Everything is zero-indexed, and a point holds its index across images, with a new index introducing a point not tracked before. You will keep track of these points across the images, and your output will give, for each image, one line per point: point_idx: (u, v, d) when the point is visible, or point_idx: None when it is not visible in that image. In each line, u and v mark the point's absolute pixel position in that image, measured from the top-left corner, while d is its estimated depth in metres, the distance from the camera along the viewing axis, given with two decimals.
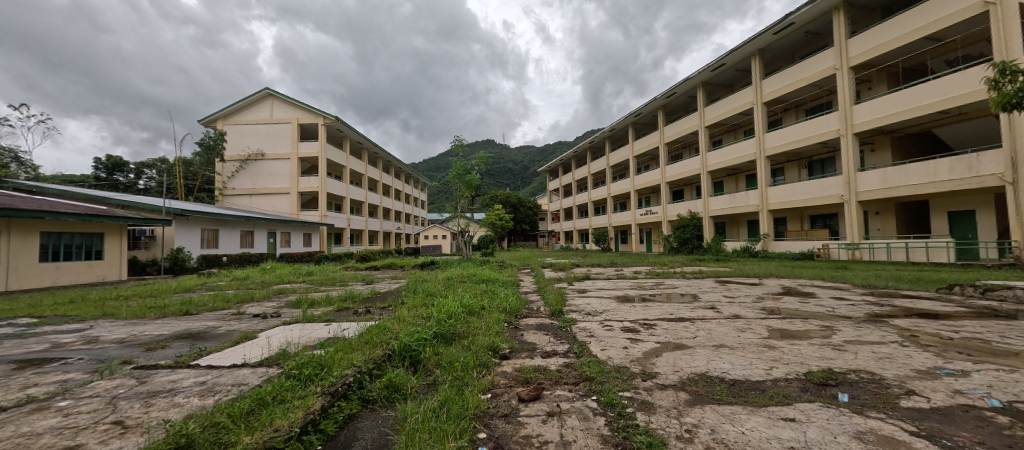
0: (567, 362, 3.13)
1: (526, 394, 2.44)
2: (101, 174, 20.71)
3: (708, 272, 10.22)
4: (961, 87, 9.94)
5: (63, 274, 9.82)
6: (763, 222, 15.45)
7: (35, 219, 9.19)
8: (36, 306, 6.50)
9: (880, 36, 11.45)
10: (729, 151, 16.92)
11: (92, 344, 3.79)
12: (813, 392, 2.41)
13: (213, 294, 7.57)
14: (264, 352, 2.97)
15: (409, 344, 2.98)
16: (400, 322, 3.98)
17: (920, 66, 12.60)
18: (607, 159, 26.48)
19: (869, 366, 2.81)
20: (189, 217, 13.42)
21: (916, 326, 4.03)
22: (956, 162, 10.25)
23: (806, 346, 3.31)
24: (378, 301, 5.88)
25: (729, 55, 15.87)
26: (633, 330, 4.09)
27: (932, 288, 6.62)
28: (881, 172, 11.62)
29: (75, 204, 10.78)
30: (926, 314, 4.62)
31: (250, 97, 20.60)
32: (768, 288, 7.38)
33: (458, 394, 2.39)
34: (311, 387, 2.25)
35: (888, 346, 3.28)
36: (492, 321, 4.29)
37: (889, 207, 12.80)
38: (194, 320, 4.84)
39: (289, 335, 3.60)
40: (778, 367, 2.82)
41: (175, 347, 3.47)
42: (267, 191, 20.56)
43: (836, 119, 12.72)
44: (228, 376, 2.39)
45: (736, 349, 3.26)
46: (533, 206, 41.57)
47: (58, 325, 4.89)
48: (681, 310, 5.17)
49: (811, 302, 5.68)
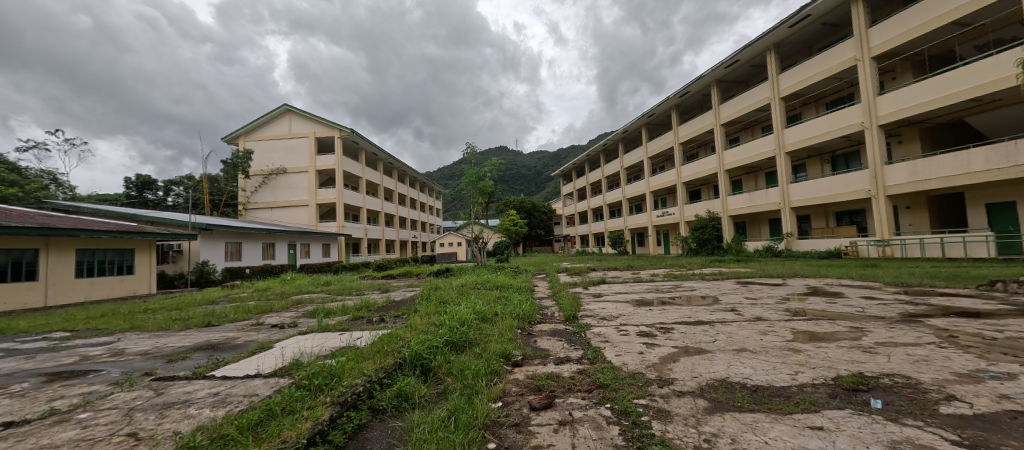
0: (580, 369, 3.05)
1: (538, 402, 2.38)
2: (132, 193, 21.69)
3: (729, 274, 9.91)
4: (994, 72, 9.50)
5: (97, 289, 10.21)
6: (785, 221, 14.97)
7: (70, 237, 9.63)
8: (70, 320, 6.79)
9: (902, 23, 11.06)
10: (747, 148, 16.53)
11: (117, 357, 3.90)
12: (843, 399, 2.27)
13: (236, 305, 7.71)
14: (277, 362, 2.99)
15: (420, 353, 2.96)
16: (413, 330, 3.96)
17: (947, 53, 12.11)
18: (621, 161, 26.24)
19: (903, 370, 2.64)
20: (213, 231, 13.85)
21: (955, 325, 3.80)
22: (992, 151, 9.76)
23: (834, 349, 3.14)
24: (392, 310, 5.92)
25: (743, 50, 15.57)
26: (649, 334, 3.97)
27: (972, 285, 6.25)
28: (909, 165, 11.13)
29: (107, 222, 11.30)
30: (965, 313, 4.34)
31: (269, 113, 21.30)
32: (792, 288, 7.11)
33: (468, 403, 2.35)
34: (321, 397, 2.24)
35: (925, 348, 3.09)
36: (505, 327, 4.25)
37: (920, 201, 12.25)
38: (216, 331, 4.96)
39: (302, 345, 3.62)
40: (804, 371, 2.69)
41: (194, 358, 3.55)
42: (287, 204, 21.10)
43: (860, 112, 12.26)
44: (240, 387, 2.39)
45: (758, 353, 3.13)
46: (548, 211, 41.41)
47: (88, 338, 5.07)
48: (699, 313, 5.02)
49: (839, 303, 5.40)
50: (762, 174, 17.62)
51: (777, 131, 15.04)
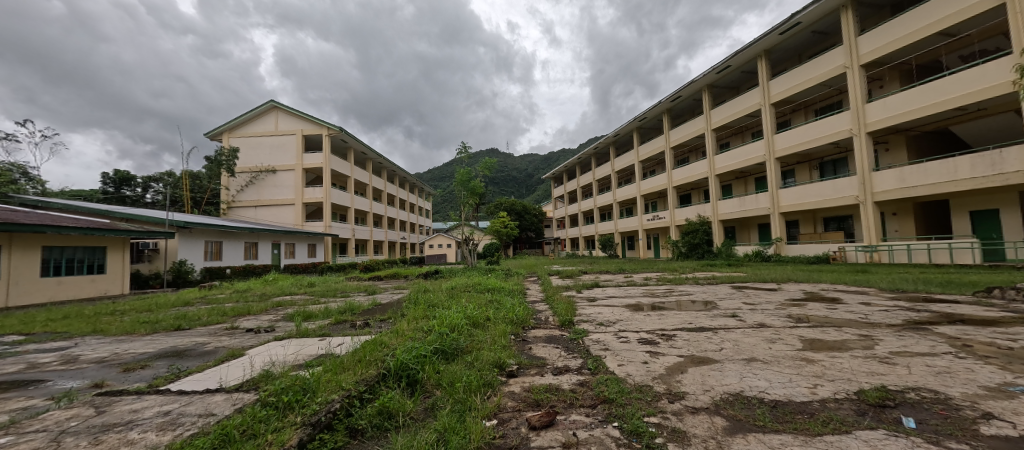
0: (581, 380, 2.81)
1: (538, 420, 2.12)
2: (108, 189, 20.86)
3: (722, 278, 9.80)
4: (980, 82, 9.61)
5: (64, 289, 9.67)
6: (775, 225, 15.02)
7: (36, 233, 9.05)
8: (29, 322, 6.31)
9: (890, 32, 11.18)
10: (737, 153, 16.59)
11: (69, 365, 3.53)
12: (872, 417, 2.07)
13: (210, 307, 7.28)
14: (245, 373, 2.69)
15: (406, 362, 2.69)
16: (398, 336, 3.65)
17: (933, 63, 12.30)
18: (612, 165, 26.25)
19: (929, 383, 2.45)
20: (192, 229, 13.28)
21: (966, 334, 3.65)
22: (978, 159, 9.88)
23: (849, 360, 2.95)
24: (378, 313, 5.58)
25: (734, 56, 15.65)
26: (651, 342, 3.75)
27: (968, 291, 6.18)
28: (897, 171, 11.22)
29: (77, 218, 10.71)
30: (970, 321, 4.22)
31: (255, 109, 20.72)
32: (789, 293, 6.98)
33: (459, 422, 2.09)
34: (290, 417, 1.95)
35: (944, 358, 2.92)
36: (498, 334, 3.98)
37: (906, 208, 12.40)
38: (185, 336, 4.59)
39: (277, 353, 3.31)
40: (823, 385, 2.48)
41: (154, 367, 3.21)
42: (272, 202, 20.49)
43: (849, 118, 12.33)
44: (196, 404, 2.08)
45: (770, 364, 2.92)
46: (539, 214, 41.21)
47: (42, 343, 4.66)
48: (700, 319, 4.82)
49: (841, 309, 5.25)
50: (752, 179, 17.71)
51: (768, 136, 15.10)
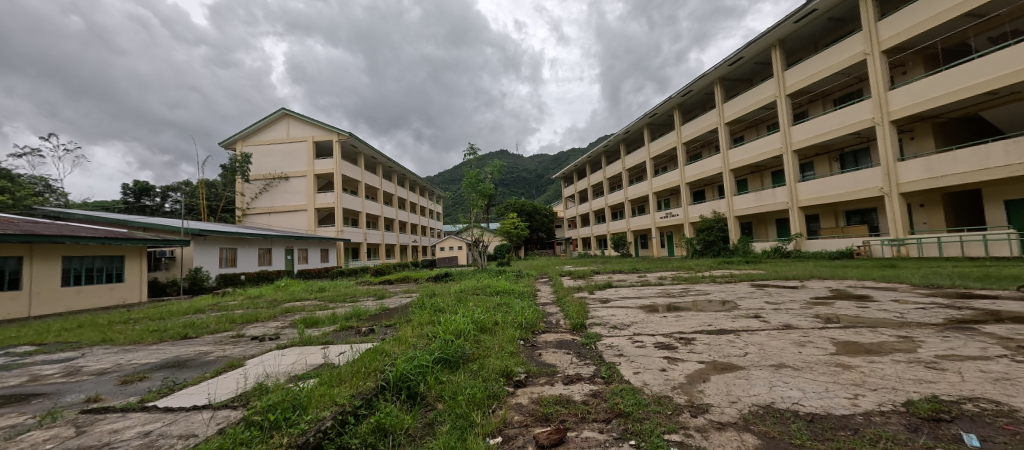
0: (594, 390, 2.60)
1: (546, 439, 1.94)
2: (129, 199, 21.37)
3: (740, 276, 9.41)
4: (1012, 64, 9.06)
5: (84, 298, 9.80)
6: (794, 220, 14.50)
7: (55, 244, 9.20)
8: (42, 332, 6.36)
9: (913, 15, 10.66)
10: (752, 147, 16.09)
11: (71, 377, 3.48)
12: (928, 433, 1.82)
13: (220, 315, 7.26)
14: (238, 386, 2.56)
15: (406, 373, 2.53)
16: (401, 344, 3.49)
17: (960, 46, 11.70)
18: (623, 163, 25.85)
19: (988, 393, 2.17)
20: (206, 237, 13.45)
21: (1018, 333, 3.33)
22: (1012, 144, 9.32)
23: (891, 366, 2.67)
24: (384, 319, 5.45)
25: (747, 47, 15.20)
26: (669, 346, 3.51)
27: (1011, 286, 5.74)
28: (923, 161, 10.68)
29: (95, 228, 10.90)
30: (1020, 319, 3.87)
31: (266, 117, 20.99)
32: (814, 291, 6.60)
33: (458, 441, 1.91)
34: (275, 438, 1.79)
35: (999, 362, 2.62)
36: (505, 339, 3.81)
37: (934, 199, 11.80)
38: (189, 345, 4.53)
39: (275, 363, 3.18)
40: (865, 395, 2.22)
41: (152, 379, 3.12)
42: (284, 209, 20.72)
43: (870, 106, 11.81)
44: (180, 423, 1.96)
45: (802, 371, 2.66)
46: (549, 214, 40.90)
47: (51, 354, 4.66)
48: (720, 320, 4.56)
49: (872, 307, 4.91)
50: (768, 173, 17.17)
51: (784, 128, 14.59)
